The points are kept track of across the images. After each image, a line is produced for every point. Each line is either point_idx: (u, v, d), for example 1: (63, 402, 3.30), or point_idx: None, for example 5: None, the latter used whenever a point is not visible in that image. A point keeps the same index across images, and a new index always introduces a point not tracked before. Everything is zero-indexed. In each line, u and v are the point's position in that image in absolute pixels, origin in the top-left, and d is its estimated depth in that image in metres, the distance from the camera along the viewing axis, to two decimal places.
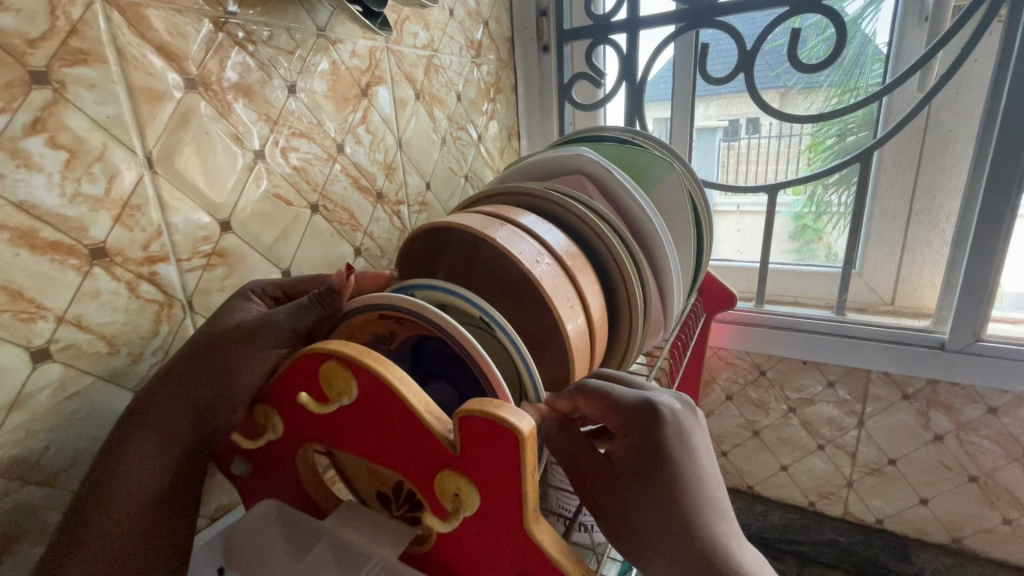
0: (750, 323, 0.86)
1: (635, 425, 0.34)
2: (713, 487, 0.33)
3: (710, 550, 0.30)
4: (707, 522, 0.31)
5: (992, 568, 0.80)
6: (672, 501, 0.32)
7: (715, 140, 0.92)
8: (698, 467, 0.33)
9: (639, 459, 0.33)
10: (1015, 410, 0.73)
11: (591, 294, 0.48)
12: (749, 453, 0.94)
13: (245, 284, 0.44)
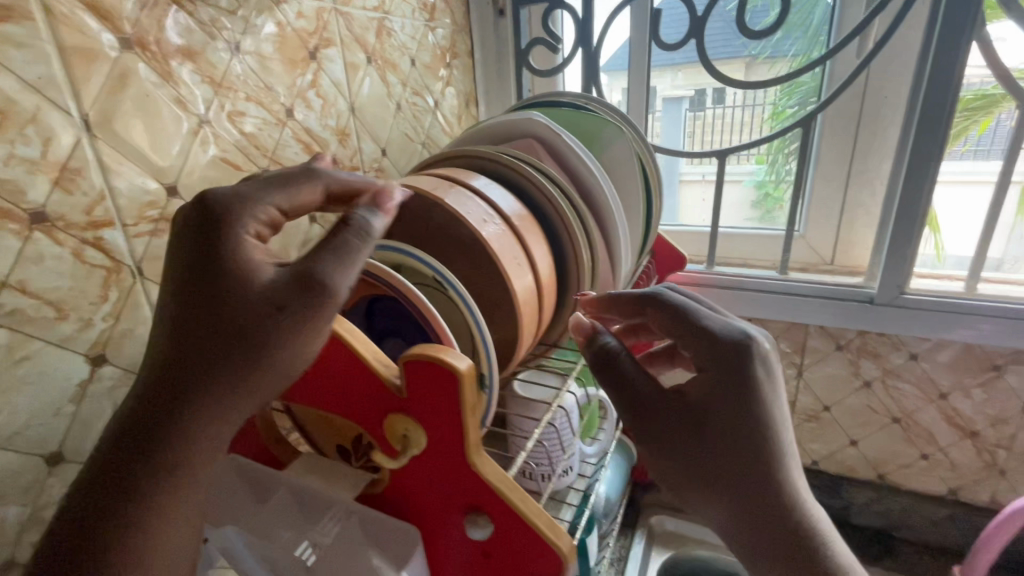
0: (699, 284, 0.91)
1: (727, 351, 0.41)
2: (780, 415, 0.40)
3: (766, 456, 0.38)
4: (768, 433, 0.39)
5: (911, 499, 0.88)
6: (744, 410, 0.39)
7: (682, 111, 0.95)
8: (770, 395, 0.41)
9: (718, 387, 0.40)
10: (933, 355, 0.80)
11: (538, 253, 0.50)
12: None
13: (218, 196, 0.33)
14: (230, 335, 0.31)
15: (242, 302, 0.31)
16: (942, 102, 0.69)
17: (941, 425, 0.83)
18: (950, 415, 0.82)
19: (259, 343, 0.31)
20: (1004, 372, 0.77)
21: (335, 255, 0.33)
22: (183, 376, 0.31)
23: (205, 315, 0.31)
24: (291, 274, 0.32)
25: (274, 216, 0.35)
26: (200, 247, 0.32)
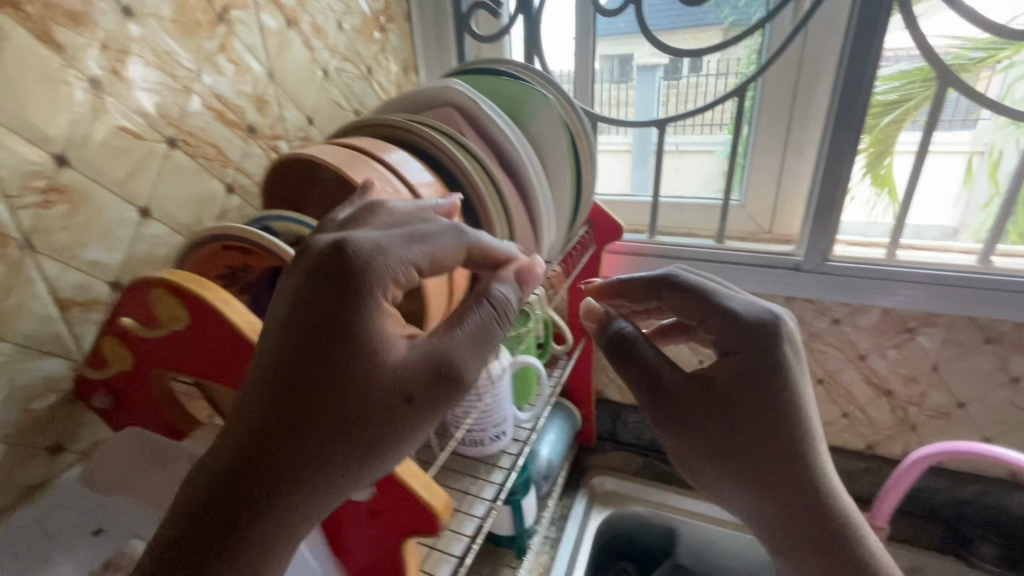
0: (639, 253, 0.93)
1: (753, 335, 0.47)
2: (803, 386, 0.47)
3: (795, 428, 0.46)
4: (794, 408, 0.46)
5: (832, 455, 0.94)
6: (773, 391, 0.46)
7: (656, 79, 0.93)
8: (793, 371, 0.47)
9: (749, 373, 0.46)
10: (854, 320, 0.84)
11: None
12: None
13: (365, 252, 0.33)
14: (364, 406, 0.32)
15: (377, 381, 0.33)
16: (862, 71, 0.71)
17: (860, 386, 0.88)
18: (868, 375, 0.87)
19: (386, 421, 0.33)
20: (917, 334, 0.81)
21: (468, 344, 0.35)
22: (309, 441, 0.31)
23: (337, 377, 0.32)
24: (426, 360, 0.34)
25: (410, 274, 0.35)
26: (338, 302, 0.33)
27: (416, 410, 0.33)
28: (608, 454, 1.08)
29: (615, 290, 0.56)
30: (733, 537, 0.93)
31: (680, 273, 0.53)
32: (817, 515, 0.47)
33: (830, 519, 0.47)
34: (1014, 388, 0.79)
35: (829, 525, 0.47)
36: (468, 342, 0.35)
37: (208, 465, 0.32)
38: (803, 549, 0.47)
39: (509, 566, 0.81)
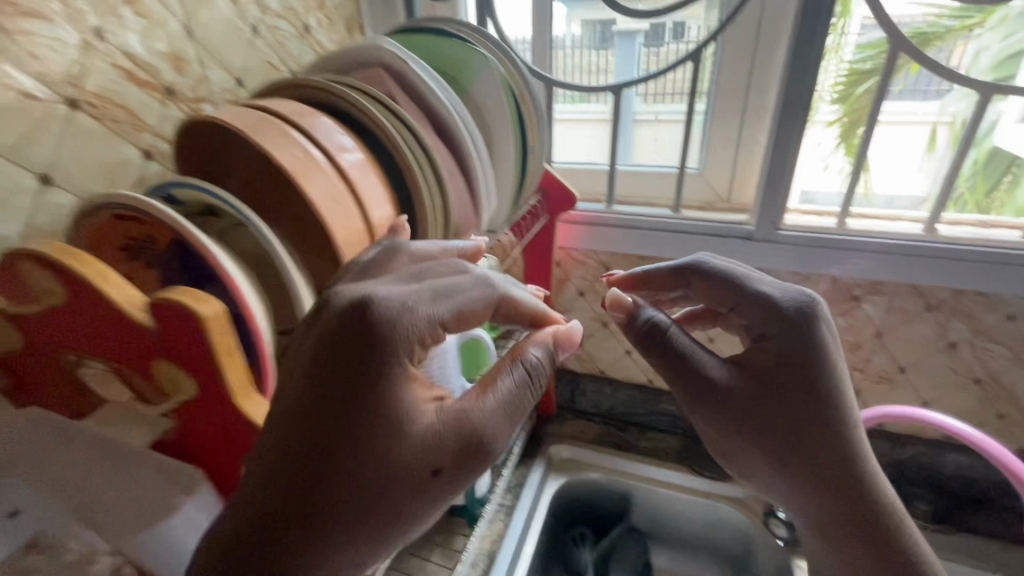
0: (594, 222, 0.92)
1: (790, 324, 0.47)
2: (840, 370, 0.48)
3: (834, 414, 0.47)
4: (833, 394, 0.47)
5: None
6: (812, 379, 0.47)
7: (636, 45, 0.90)
8: (831, 358, 0.47)
9: (789, 361, 0.47)
10: (803, 288, 0.85)
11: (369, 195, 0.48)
12: (600, 342, 1.04)
13: (395, 313, 0.34)
14: (401, 471, 0.34)
15: (407, 446, 0.34)
16: (814, 36, 0.69)
17: None
18: None
19: (416, 486, 0.34)
20: (863, 302, 0.82)
21: (497, 408, 0.37)
22: (344, 504, 0.33)
23: (365, 442, 0.33)
24: (451, 424, 0.36)
25: (436, 332, 0.36)
26: (364, 365, 0.33)
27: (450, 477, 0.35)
28: (567, 423, 1.10)
29: (639, 280, 0.60)
30: (684, 500, 0.95)
31: (704, 260, 0.55)
32: (862, 498, 0.49)
33: (873, 502, 0.50)
34: (952, 354, 0.81)
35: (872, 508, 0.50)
36: (502, 412, 0.37)
37: (234, 519, 0.32)
38: (839, 530, 0.50)
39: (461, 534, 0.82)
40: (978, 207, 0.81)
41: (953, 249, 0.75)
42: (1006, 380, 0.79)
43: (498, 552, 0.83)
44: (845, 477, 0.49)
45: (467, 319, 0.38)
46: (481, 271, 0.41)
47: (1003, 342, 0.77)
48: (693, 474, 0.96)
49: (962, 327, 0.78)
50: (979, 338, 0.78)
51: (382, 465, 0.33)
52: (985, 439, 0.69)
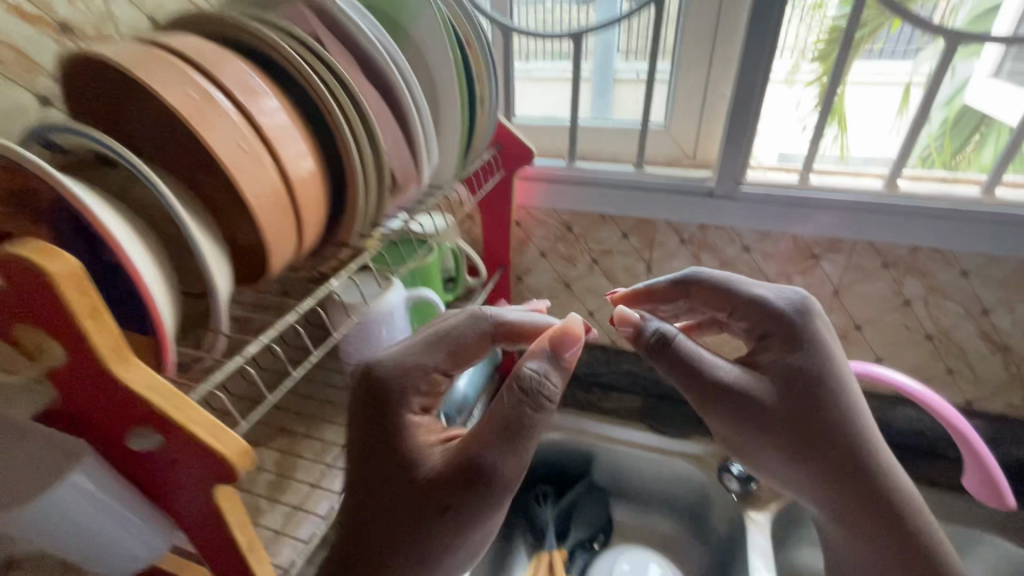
0: (553, 179, 0.89)
1: (783, 322, 0.54)
2: (837, 356, 0.55)
3: (839, 400, 0.54)
4: (836, 381, 0.54)
5: None
6: (818, 373, 0.53)
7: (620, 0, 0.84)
8: (826, 348, 0.54)
9: (792, 356, 0.53)
10: (763, 246, 0.84)
11: (285, 142, 0.43)
12: (563, 303, 1.02)
13: (392, 370, 0.47)
14: (423, 494, 0.44)
15: (429, 471, 0.45)
16: None
17: None
18: None
19: (437, 503, 0.44)
20: (821, 260, 0.82)
21: (496, 440, 0.44)
22: (394, 519, 0.44)
23: (397, 471, 0.45)
24: (454, 455, 0.44)
25: (435, 378, 0.49)
26: (383, 416, 0.46)
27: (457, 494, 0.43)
28: None
29: (640, 296, 0.63)
30: (643, 458, 0.97)
31: (700, 272, 0.60)
32: (874, 472, 0.56)
33: (884, 473, 0.56)
34: (906, 310, 0.81)
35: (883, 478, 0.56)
36: (497, 440, 0.44)
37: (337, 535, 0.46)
38: (857, 504, 0.57)
39: None
40: (944, 161, 0.81)
41: (915, 204, 0.73)
42: (955, 335, 0.80)
43: None
44: (860, 457, 0.56)
45: (458, 353, 0.50)
46: (476, 309, 0.53)
47: (955, 298, 0.78)
48: (653, 433, 0.97)
49: (917, 284, 0.79)
50: (932, 295, 0.79)
51: (410, 486, 0.44)
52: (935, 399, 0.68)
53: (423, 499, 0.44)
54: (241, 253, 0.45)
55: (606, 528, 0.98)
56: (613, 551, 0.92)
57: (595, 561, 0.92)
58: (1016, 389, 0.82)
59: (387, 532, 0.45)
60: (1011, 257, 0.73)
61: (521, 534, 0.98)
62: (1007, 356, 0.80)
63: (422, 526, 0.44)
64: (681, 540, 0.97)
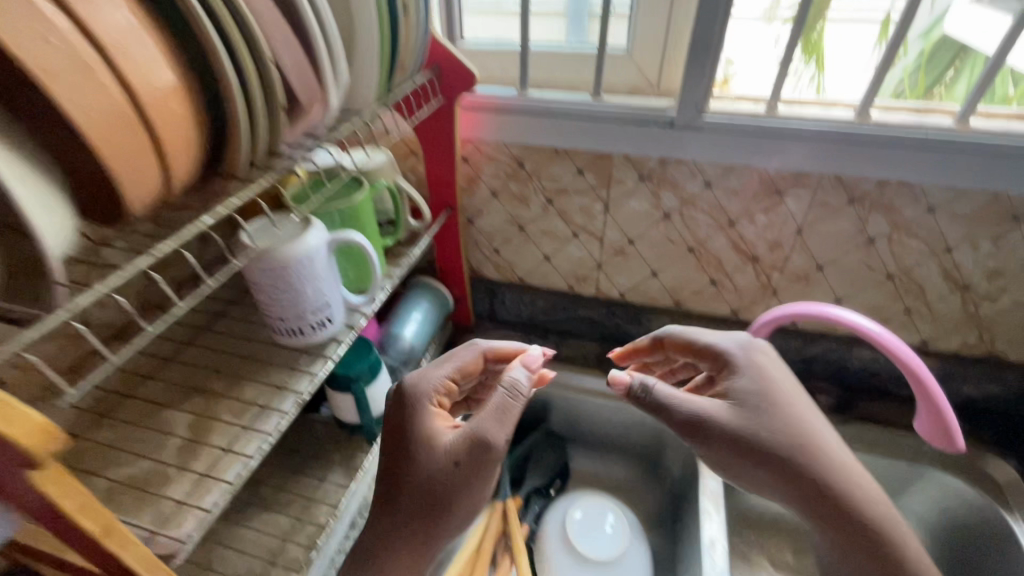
0: (501, 108, 0.80)
1: (727, 360, 0.62)
2: (789, 390, 0.60)
3: (795, 432, 0.58)
4: (789, 413, 0.59)
5: (699, 323, 0.93)
6: (768, 407, 0.59)
7: None
8: (775, 384, 0.60)
9: (744, 391, 0.60)
10: (725, 182, 0.78)
11: (132, 52, 0.34)
12: (517, 248, 0.95)
13: (409, 382, 0.60)
14: (436, 475, 0.54)
15: (439, 461, 0.54)
16: None
17: (728, 252, 0.84)
18: (736, 242, 0.83)
19: (444, 482, 0.54)
20: (785, 197, 0.77)
21: (494, 421, 0.54)
22: (416, 497, 0.54)
23: (411, 459, 0.55)
24: (456, 439, 0.55)
25: (445, 386, 0.62)
26: (402, 417, 0.58)
27: (462, 466, 0.54)
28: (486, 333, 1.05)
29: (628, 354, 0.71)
30: (600, 405, 0.95)
31: (670, 329, 0.67)
32: (836, 486, 0.58)
33: (848, 488, 0.59)
34: (868, 249, 0.78)
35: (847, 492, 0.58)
36: (490, 417, 0.54)
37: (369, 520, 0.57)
38: (846, 535, 0.59)
39: (362, 451, 0.78)
40: (923, 91, 0.74)
41: (888, 134, 0.67)
42: (916, 274, 0.78)
43: None
44: (828, 486, 0.58)
45: (461, 370, 0.64)
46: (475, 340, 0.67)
47: (919, 236, 0.74)
48: (610, 379, 0.95)
49: (882, 221, 0.75)
50: (896, 232, 0.75)
51: (422, 473, 0.54)
52: (895, 343, 0.64)
53: (433, 483, 0.54)
54: (88, 184, 0.37)
55: (562, 474, 0.97)
56: (568, 497, 0.91)
57: (550, 507, 0.92)
58: (971, 328, 0.81)
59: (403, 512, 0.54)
60: (979, 191, 0.69)
61: None
62: (966, 294, 0.77)
63: (433, 506, 0.54)
64: (636, 484, 0.97)
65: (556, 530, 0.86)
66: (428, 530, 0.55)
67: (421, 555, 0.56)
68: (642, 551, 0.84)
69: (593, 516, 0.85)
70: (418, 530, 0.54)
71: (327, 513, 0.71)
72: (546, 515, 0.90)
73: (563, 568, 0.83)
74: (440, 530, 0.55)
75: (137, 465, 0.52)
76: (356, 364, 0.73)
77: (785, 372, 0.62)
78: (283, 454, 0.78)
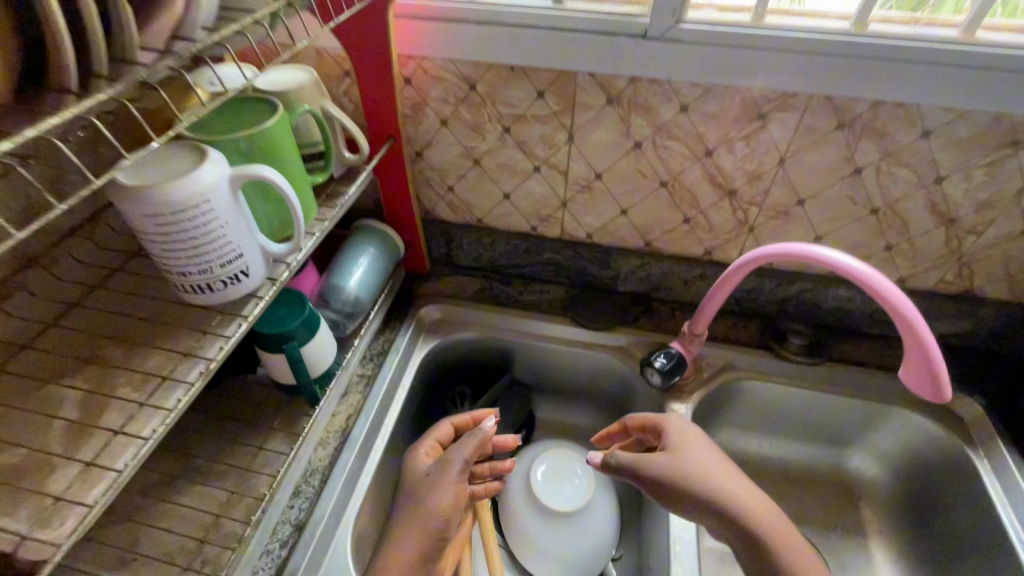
0: (445, 16, 0.67)
1: (657, 428, 0.69)
2: (702, 453, 0.65)
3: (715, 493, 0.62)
4: (703, 475, 0.63)
5: (670, 263, 0.86)
6: (682, 471, 0.64)
7: None
8: (688, 448, 0.65)
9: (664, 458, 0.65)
10: (702, 104, 0.68)
11: None
12: (473, 185, 0.85)
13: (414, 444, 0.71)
14: (419, 487, 0.63)
15: (421, 484, 0.64)
16: None
17: (703, 186, 0.76)
18: (712, 174, 0.75)
19: (422, 496, 0.62)
20: (768, 122, 0.68)
21: (459, 445, 0.65)
22: (408, 513, 0.61)
23: (407, 492, 0.64)
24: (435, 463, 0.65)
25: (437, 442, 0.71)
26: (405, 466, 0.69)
27: (437, 472, 0.64)
28: (443, 279, 0.96)
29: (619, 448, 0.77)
30: (565, 353, 0.89)
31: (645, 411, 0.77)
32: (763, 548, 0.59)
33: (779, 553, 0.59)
34: (854, 180, 0.71)
35: (780, 549, 0.59)
36: (459, 444, 0.65)
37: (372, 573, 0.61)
38: None
39: (305, 414, 0.71)
40: (911, 5, 0.61)
41: (886, 47, 0.59)
42: (902, 207, 0.72)
43: (353, 426, 0.74)
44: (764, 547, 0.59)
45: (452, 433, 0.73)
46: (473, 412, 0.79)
47: (910, 164, 0.68)
48: (576, 326, 0.89)
49: (871, 148, 0.67)
50: (885, 161, 0.68)
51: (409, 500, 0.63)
52: (896, 293, 0.54)
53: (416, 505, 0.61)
54: None
55: (527, 423, 0.92)
56: (531, 449, 0.87)
57: (514, 458, 0.88)
58: (951, 265, 0.76)
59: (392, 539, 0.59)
60: (980, 113, 0.62)
61: None
62: (950, 229, 0.73)
63: (413, 529, 0.60)
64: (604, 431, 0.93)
65: (519, 483, 0.83)
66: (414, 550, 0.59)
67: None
68: (607, 500, 0.82)
69: (558, 468, 0.82)
70: (407, 538, 0.59)
71: (268, 483, 0.65)
72: (510, 468, 0.86)
73: (527, 521, 0.80)
74: (423, 533, 0.59)
75: (11, 454, 0.44)
76: (288, 320, 0.64)
77: (704, 442, 0.67)
78: (216, 420, 0.70)
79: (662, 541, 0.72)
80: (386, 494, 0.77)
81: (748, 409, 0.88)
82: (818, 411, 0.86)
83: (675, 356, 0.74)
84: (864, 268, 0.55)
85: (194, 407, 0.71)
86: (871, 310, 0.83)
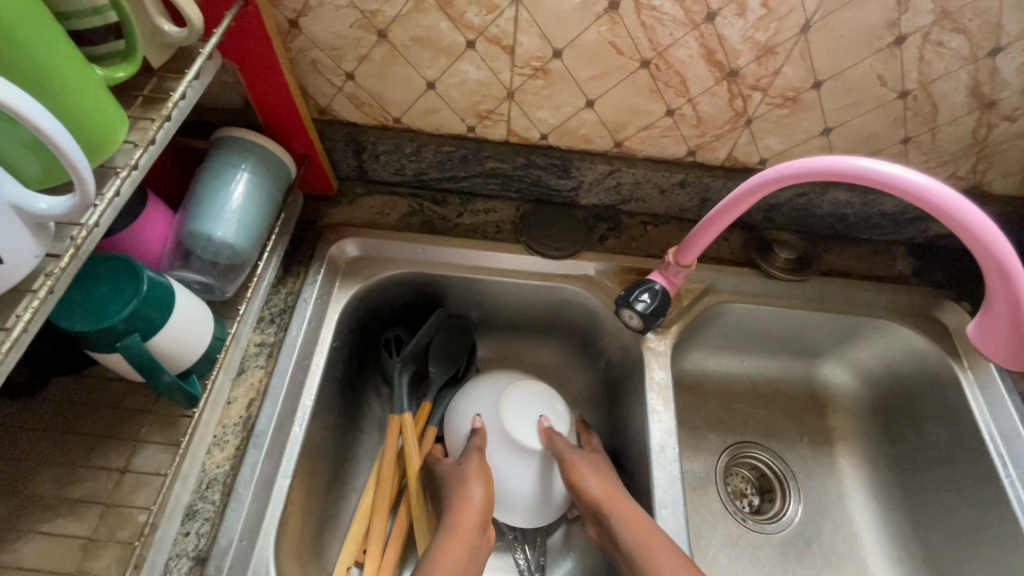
0: None
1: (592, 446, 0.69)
2: (597, 461, 0.64)
3: (587, 496, 0.60)
4: (581, 477, 0.62)
5: (646, 169, 0.68)
6: (569, 469, 0.63)
7: None
8: (587, 454, 0.65)
9: (558, 457, 0.65)
10: None
11: None
12: (381, 71, 0.60)
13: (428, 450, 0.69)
14: (453, 475, 0.62)
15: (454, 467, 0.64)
16: None
17: (697, 66, 0.56)
18: (711, 49, 0.55)
19: (457, 473, 0.62)
20: None
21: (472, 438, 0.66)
22: (452, 506, 0.58)
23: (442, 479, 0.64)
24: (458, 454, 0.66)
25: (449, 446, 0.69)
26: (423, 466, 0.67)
27: (465, 460, 0.64)
28: (356, 202, 0.74)
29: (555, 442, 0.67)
30: (522, 288, 0.73)
31: (621, 408, 0.73)
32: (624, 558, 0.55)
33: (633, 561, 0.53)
34: (891, 54, 0.54)
35: (638, 561, 0.53)
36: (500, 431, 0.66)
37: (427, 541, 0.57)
38: None
39: (186, 415, 0.53)
40: None
41: None
42: (938, 89, 0.57)
43: (258, 415, 0.57)
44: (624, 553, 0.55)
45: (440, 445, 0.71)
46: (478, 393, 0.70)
47: (967, 29, 0.51)
48: (532, 255, 0.72)
49: (926, 5, 0.50)
50: (938, 25, 0.51)
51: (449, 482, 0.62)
52: (955, 206, 0.42)
53: (456, 482, 0.61)
54: None
55: (469, 354, 0.77)
56: (485, 383, 0.72)
57: (458, 398, 0.72)
58: (970, 158, 0.64)
59: (445, 512, 0.58)
60: None
61: (373, 391, 0.77)
62: (984, 115, 0.59)
63: (460, 499, 0.59)
64: (565, 364, 0.81)
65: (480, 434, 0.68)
66: (462, 511, 0.57)
67: (473, 546, 0.56)
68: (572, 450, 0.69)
69: (524, 410, 0.68)
70: (470, 502, 0.58)
71: (145, 517, 0.48)
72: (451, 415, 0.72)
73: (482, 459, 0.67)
74: (480, 499, 0.59)
75: None
76: (114, 308, 0.44)
77: (601, 458, 0.65)
78: (55, 438, 0.51)
79: (640, 496, 0.65)
80: (318, 481, 0.63)
81: (726, 330, 0.79)
82: (798, 328, 0.77)
83: (659, 295, 0.61)
84: (923, 182, 0.43)
85: (19, 423, 0.51)
86: (867, 213, 0.73)
